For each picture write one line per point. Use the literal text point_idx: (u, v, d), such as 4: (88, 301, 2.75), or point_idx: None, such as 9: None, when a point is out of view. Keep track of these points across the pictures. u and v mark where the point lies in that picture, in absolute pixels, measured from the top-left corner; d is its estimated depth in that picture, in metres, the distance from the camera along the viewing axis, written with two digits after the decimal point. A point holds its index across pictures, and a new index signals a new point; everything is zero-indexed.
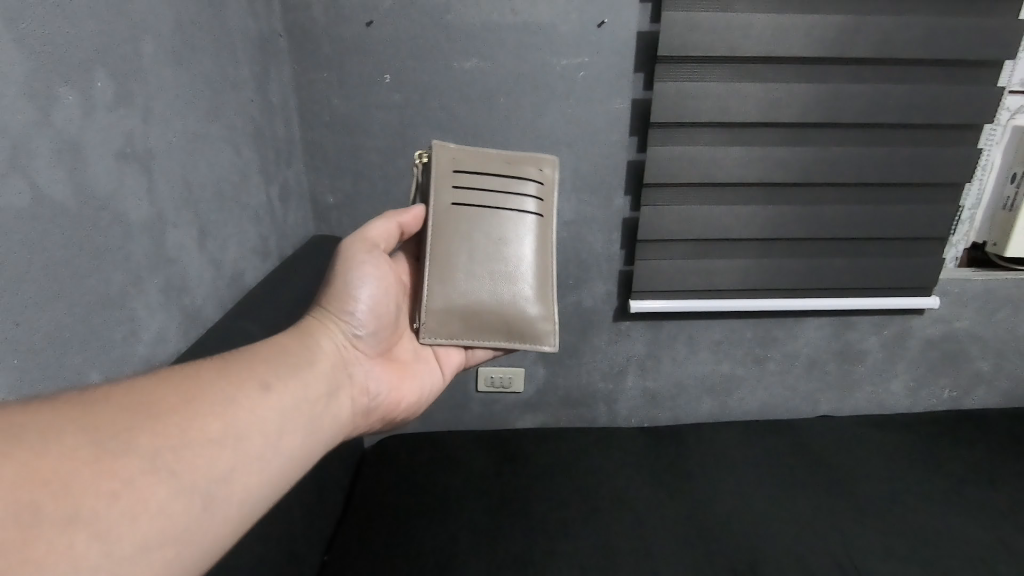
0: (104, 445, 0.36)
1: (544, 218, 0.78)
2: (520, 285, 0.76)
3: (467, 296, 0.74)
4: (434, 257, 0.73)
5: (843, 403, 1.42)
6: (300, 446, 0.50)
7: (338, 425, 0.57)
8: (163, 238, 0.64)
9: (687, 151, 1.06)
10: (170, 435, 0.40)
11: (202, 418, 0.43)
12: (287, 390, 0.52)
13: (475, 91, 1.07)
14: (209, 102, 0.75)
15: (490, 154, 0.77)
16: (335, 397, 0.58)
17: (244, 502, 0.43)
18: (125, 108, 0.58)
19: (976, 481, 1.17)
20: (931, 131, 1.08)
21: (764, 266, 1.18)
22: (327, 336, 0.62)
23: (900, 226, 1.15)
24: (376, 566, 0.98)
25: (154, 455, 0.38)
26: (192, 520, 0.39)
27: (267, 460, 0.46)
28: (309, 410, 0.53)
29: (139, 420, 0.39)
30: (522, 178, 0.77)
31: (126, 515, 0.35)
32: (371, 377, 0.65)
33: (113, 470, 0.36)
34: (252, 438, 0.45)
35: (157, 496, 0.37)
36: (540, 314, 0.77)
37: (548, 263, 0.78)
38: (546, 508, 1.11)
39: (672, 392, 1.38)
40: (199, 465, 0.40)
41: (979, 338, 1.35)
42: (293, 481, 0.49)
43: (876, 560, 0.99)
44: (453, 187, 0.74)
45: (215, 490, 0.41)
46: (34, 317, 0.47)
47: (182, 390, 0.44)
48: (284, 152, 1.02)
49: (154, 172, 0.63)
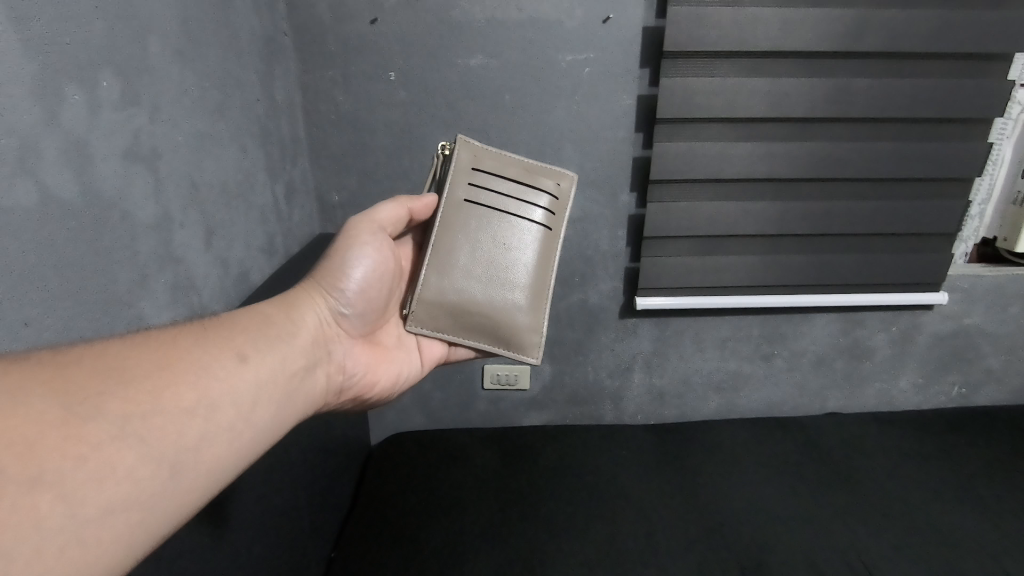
0: (74, 408, 0.36)
1: (552, 232, 0.78)
2: (512, 295, 0.76)
3: (460, 294, 0.74)
4: (435, 248, 0.73)
5: (851, 400, 1.41)
6: (273, 418, 0.51)
7: (311, 400, 0.58)
8: (170, 237, 0.65)
9: (693, 147, 1.06)
10: (142, 401, 0.40)
11: (177, 386, 0.43)
12: (265, 362, 0.52)
13: (480, 89, 1.06)
14: (215, 101, 0.76)
15: (512, 158, 0.76)
16: (311, 372, 0.59)
17: (212, 470, 0.44)
18: (131, 107, 0.58)
19: (985, 478, 1.16)
20: (941, 125, 1.07)
21: (770, 262, 1.17)
22: (310, 311, 0.63)
23: (909, 222, 1.14)
24: (380, 562, 0.98)
25: (124, 420, 0.38)
26: (160, 487, 0.39)
27: (239, 431, 0.47)
28: (284, 384, 0.54)
29: (112, 384, 0.39)
30: (537, 188, 0.76)
31: (91, 480, 0.35)
32: (348, 357, 0.66)
33: (81, 434, 0.36)
34: (226, 408, 0.46)
35: (124, 462, 0.37)
36: (530, 325, 0.78)
37: (546, 278, 0.78)
38: (551, 505, 1.12)
39: (678, 389, 1.38)
40: (170, 432, 0.41)
41: (989, 334, 1.34)
42: (263, 452, 0.50)
43: (882, 557, 0.98)
44: (468, 184, 0.74)
45: (185, 458, 0.41)
46: (42, 315, 0.48)
47: (158, 355, 0.44)
48: (290, 151, 1.02)
49: (161, 171, 0.63)
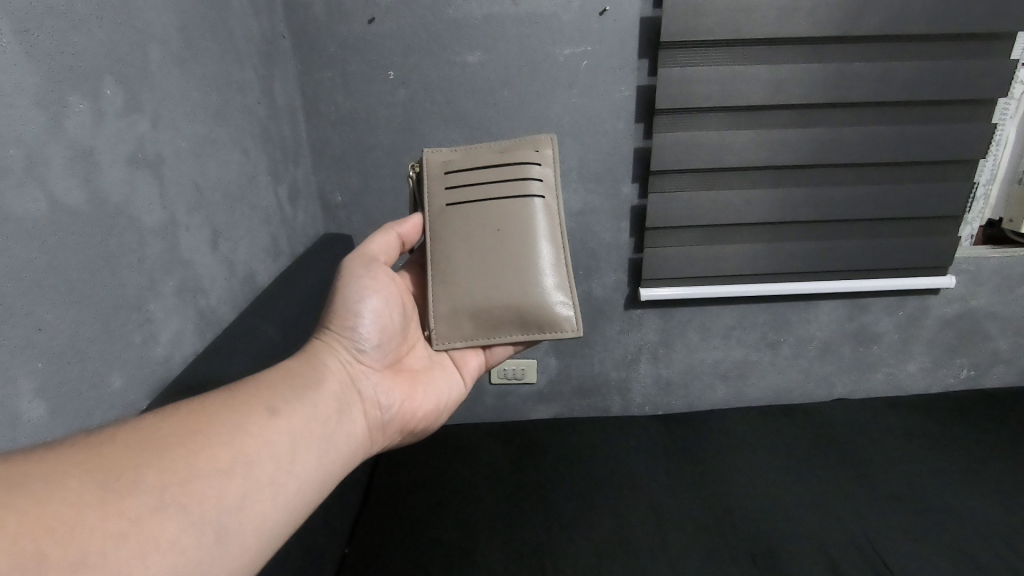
0: (108, 485, 0.35)
1: (547, 199, 0.76)
2: (531, 269, 0.73)
3: (474, 292, 0.73)
4: (434, 261, 0.74)
5: (859, 386, 1.41)
6: (315, 467, 0.49)
7: (353, 443, 0.56)
8: (176, 241, 0.66)
9: (694, 136, 1.05)
10: (177, 469, 0.38)
11: (209, 449, 0.41)
12: (296, 412, 0.50)
13: (478, 84, 1.07)
14: (216, 105, 0.76)
15: (481, 149, 0.78)
16: (347, 413, 0.57)
17: (260, 530, 0.42)
18: (134, 114, 0.59)
19: (996, 460, 1.16)
20: (944, 107, 1.06)
21: (775, 249, 1.17)
22: (332, 356, 0.61)
23: (913, 205, 1.14)
24: (395, 558, 0.99)
25: (162, 491, 0.37)
26: (206, 554, 0.37)
27: (282, 485, 0.45)
28: (320, 431, 0.52)
29: (144, 457, 0.38)
30: (516, 163, 0.76)
31: (136, 555, 0.33)
32: (383, 391, 0.64)
33: (120, 509, 0.34)
34: (264, 463, 0.44)
35: (167, 532, 0.35)
36: (555, 297, 0.74)
37: (557, 244, 0.75)
38: (562, 497, 1.12)
39: (685, 379, 1.38)
40: (210, 496, 0.39)
41: (997, 316, 1.33)
42: (310, 505, 0.48)
43: (894, 540, 0.99)
44: (446, 186, 0.77)
45: (230, 520, 0.40)
46: (56, 321, 0.49)
47: (187, 422, 0.42)
48: (291, 152, 1.03)
49: (165, 176, 0.64)
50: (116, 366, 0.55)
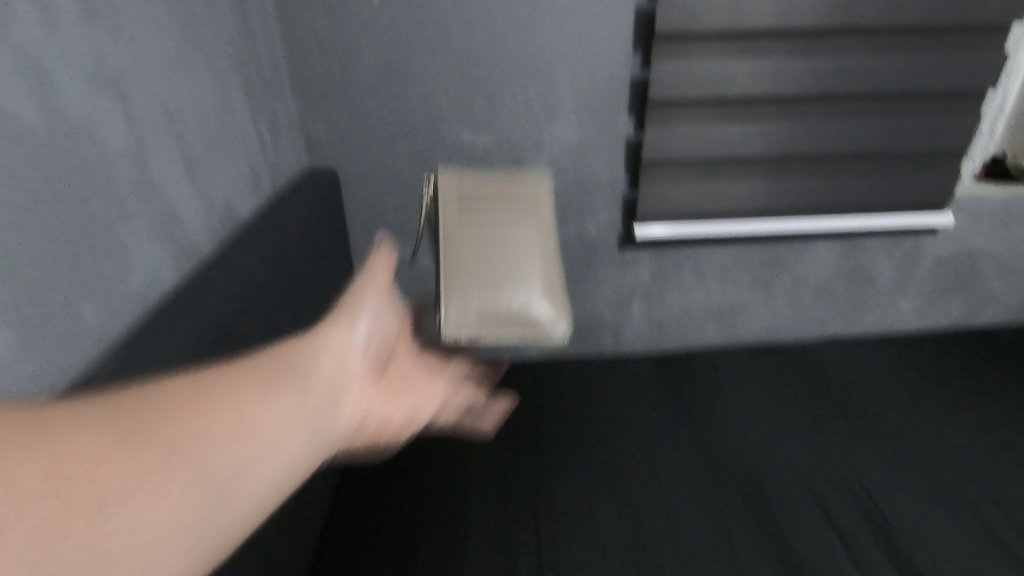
0: (75, 467, 0.31)
1: (543, 212, 0.92)
2: (528, 276, 0.87)
3: (477, 298, 0.84)
4: (447, 269, 0.85)
5: (853, 325, 1.41)
6: (310, 442, 0.46)
7: (338, 437, 0.51)
8: (147, 164, 0.62)
9: (691, 64, 1.01)
10: (166, 441, 0.35)
11: (203, 420, 0.38)
12: (294, 387, 0.46)
13: (466, 8, 1.01)
14: (187, 22, 0.72)
15: (493, 177, 0.93)
16: (340, 405, 0.51)
17: (254, 508, 0.40)
18: (90, 23, 0.55)
19: (984, 402, 1.18)
20: (951, 33, 1.02)
21: (772, 186, 1.14)
22: (334, 338, 0.53)
23: (916, 139, 1.11)
24: (380, 518, 0.98)
25: (146, 470, 0.33)
26: (196, 532, 0.35)
27: (276, 463, 0.42)
28: (316, 410, 0.47)
29: (120, 432, 0.34)
30: (519, 188, 0.92)
31: (117, 535, 0.31)
32: (367, 403, 0.56)
33: (92, 489, 0.31)
34: (261, 439, 0.41)
35: (150, 513, 0.33)
36: (551, 310, 0.88)
37: (551, 256, 0.90)
38: (552, 441, 1.12)
39: (678, 320, 1.38)
40: (214, 460, 0.37)
41: (993, 252, 1.32)
42: (302, 481, 0.45)
43: (881, 488, 1.01)
44: (459, 205, 0.88)
45: (223, 499, 0.37)
46: (13, 240, 0.46)
47: (169, 393, 0.38)
48: (272, 81, 0.98)
49: (131, 93, 0.60)
50: (83, 292, 0.53)
